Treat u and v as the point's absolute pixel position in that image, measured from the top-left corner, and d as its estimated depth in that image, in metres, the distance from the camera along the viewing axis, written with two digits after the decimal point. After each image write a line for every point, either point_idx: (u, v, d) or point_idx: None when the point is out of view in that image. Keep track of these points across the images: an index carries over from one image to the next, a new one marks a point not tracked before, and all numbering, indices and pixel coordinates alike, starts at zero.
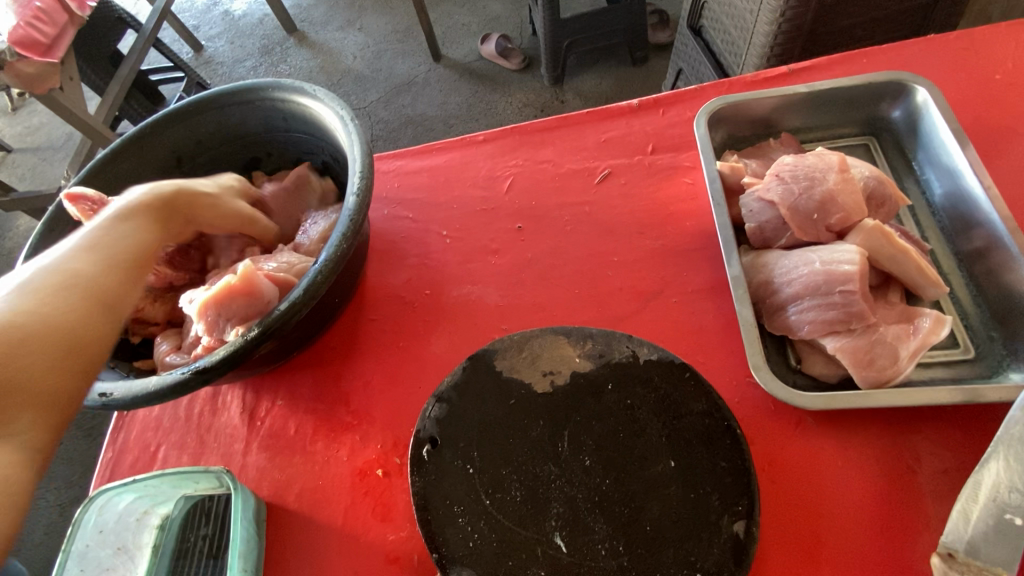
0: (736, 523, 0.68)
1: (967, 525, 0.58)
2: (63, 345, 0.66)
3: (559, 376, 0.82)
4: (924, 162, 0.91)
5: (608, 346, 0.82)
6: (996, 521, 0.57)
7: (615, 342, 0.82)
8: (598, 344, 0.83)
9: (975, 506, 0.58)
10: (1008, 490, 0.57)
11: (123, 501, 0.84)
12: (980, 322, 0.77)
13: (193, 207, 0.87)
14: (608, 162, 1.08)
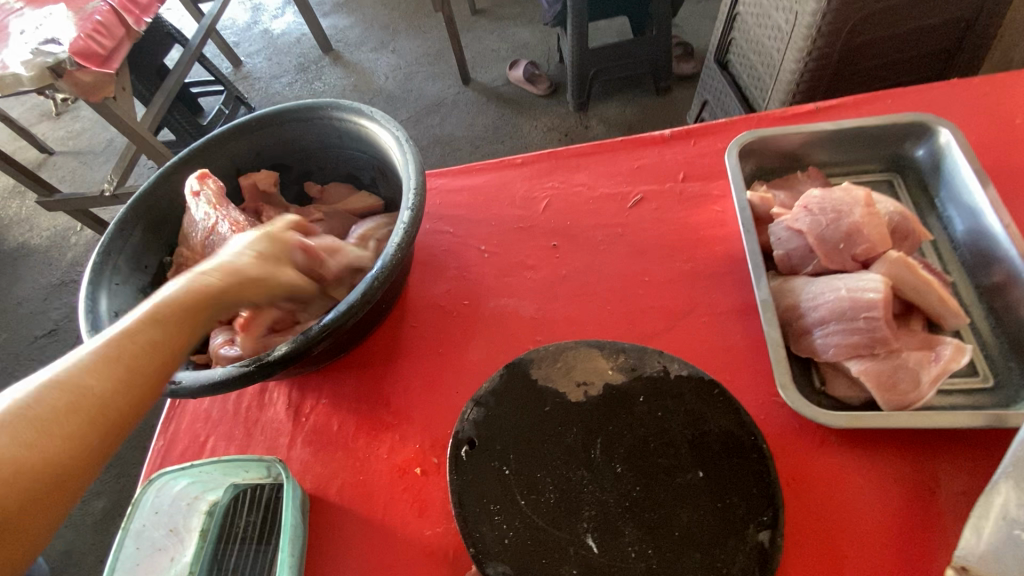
0: (761, 533, 0.71)
1: (980, 540, 0.62)
2: (109, 405, 0.62)
3: (592, 386, 0.86)
4: (946, 199, 0.96)
5: (638, 361, 0.87)
6: (1004, 537, 0.60)
7: (645, 357, 0.87)
8: (630, 358, 0.88)
9: (987, 522, 0.62)
10: (1015, 507, 0.60)
11: (178, 485, 0.89)
12: (999, 353, 0.81)
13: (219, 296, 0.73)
14: (641, 187, 1.14)
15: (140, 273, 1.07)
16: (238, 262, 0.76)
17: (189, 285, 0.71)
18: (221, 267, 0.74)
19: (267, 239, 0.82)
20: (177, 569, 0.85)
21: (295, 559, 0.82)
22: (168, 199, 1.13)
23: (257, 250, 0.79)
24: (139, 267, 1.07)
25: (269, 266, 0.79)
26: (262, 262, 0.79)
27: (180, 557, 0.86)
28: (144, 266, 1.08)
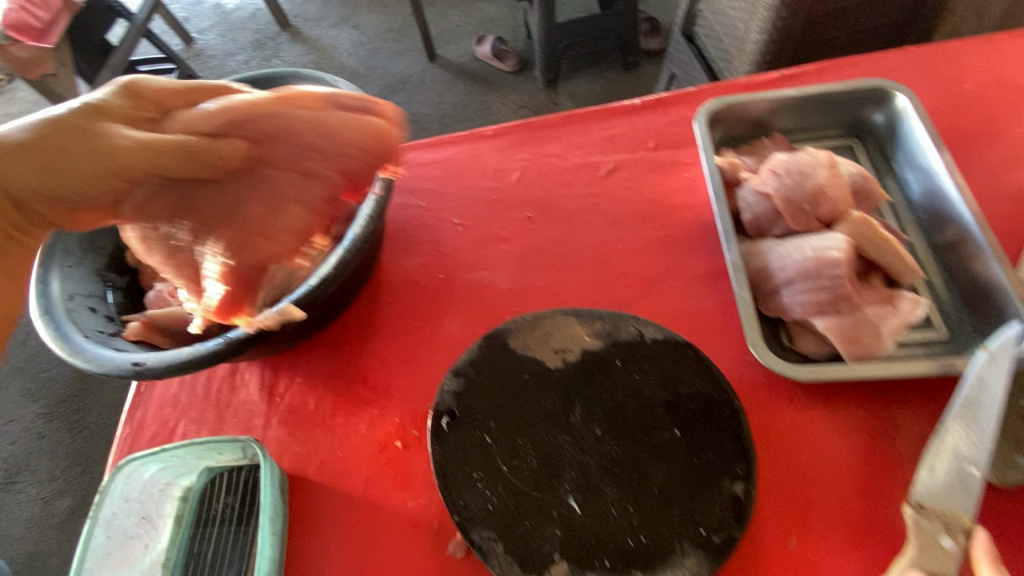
0: (736, 484, 0.74)
1: (936, 477, 0.65)
2: None
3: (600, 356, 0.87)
4: (903, 163, 0.99)
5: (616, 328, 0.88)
6: (957, 474, 0.64)
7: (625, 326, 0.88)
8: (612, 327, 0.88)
9: (940, 462, 0.65)
10: (968, 447, 0.64)
11: (148, 471, 0.87)
12: (952, 306, 0.86)
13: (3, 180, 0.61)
14: (613, 157, 1.14)
15: (97, 254, 1.01)
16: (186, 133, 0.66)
17: (135, 142, 0.63)
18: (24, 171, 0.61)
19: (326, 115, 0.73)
20: (152, 556, 0.83)
21: (276, 539, 0.81)
22: None
23: (208, 122, 0.68)
24: (93, 249, 1.00)
25: (116, 139, 0.63)
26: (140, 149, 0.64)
27: (155, 545, 0.84)
28: (100, 247, 1.02)
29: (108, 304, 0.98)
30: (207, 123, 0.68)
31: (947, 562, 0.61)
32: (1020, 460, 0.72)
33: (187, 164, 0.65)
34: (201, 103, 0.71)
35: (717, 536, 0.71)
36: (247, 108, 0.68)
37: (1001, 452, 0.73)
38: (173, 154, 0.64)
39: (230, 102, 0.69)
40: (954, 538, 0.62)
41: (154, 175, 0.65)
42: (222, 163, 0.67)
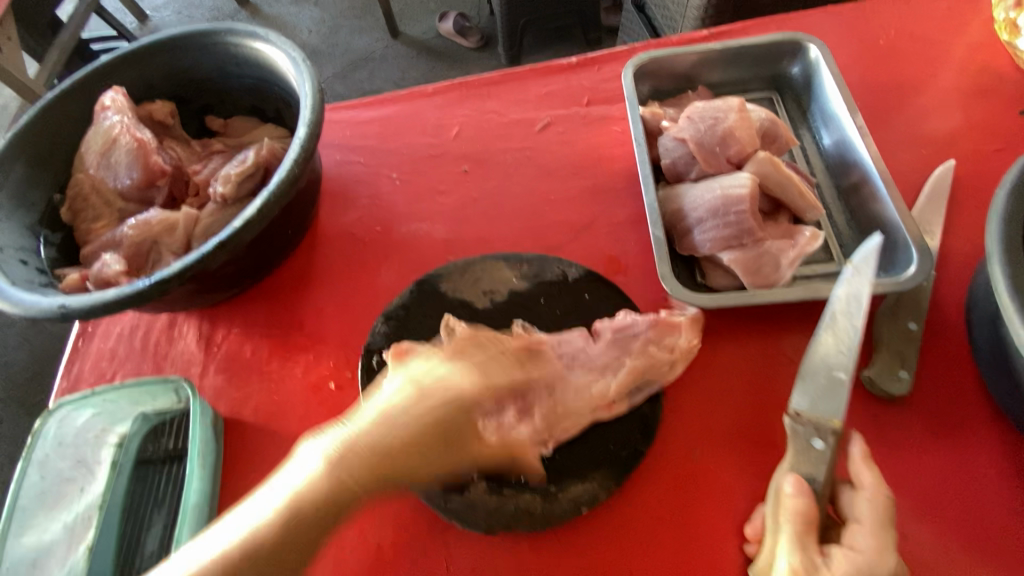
0: (644, 404, 0.78)
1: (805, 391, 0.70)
2: None
3: (528, 459, 0.73)
4: (815, 111, 1.04)
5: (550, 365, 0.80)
6: (829, 380, 0.70)
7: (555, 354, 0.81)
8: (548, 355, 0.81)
9: (810, 378, 0.70)
10: (834, 353, 0.70)
11: (82, 417, 0.89)
12: (852, 241, 0.92)
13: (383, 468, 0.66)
14: (548, 112, 1.17)
15: (27, 210, 0.99)
16: (473, 399, 0.75)
17: (428, 408, 0.71)
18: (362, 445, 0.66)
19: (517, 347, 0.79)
20: (87, 499, 0.85)
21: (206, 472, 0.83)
22: (51, 131, 1.05)
23: (486, 391, 0.76)
24: (25, 204, 0.99)
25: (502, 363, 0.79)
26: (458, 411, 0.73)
27: (90, 488, 0.86)
28: (31, 203, 1.01)
29: (40, 258, 0.98)
30: (473, 391, 0.75)
31: (818, 462, 0.67)
32: (903, 373, 0.77)
33: (445, 436, 0.71)
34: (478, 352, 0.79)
35: (623, 450, 0.76)
36: (473, 381, 0.76)
37: (886, 366, 0.77)
38: (440, 433, 0.71)
39: (451, 367, 0.76)
40: (824, 439, 0.67)
41: (450, 469, 0.72)
42: (470, 434, 0.73)
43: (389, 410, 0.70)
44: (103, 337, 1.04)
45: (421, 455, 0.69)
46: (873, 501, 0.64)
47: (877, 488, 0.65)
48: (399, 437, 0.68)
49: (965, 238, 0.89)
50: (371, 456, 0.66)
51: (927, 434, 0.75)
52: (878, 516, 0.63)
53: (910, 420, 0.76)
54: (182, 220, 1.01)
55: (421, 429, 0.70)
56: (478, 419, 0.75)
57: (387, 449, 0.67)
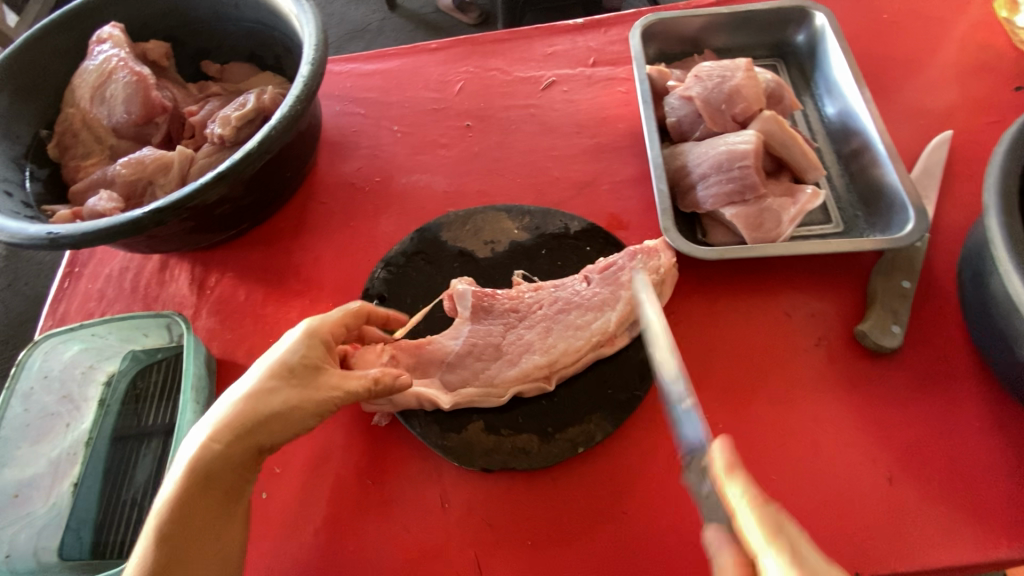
0: (643, 351, 0.79)
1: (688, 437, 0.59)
2: None
3: (523, 392, 0.75)
4: (819, 78, 1.05)
5: (506, 345, 0.78)
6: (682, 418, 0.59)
7: (520, 332, 0.79)
8: (505, 335, 0.79)
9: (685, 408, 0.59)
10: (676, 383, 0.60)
11: (69, 351, 0.85)
12: (850, 204, 0.93)
13: (249, 440, 0.65)
14: (553, 72, 1.16)
15: (12, 143, 0.96)
16: (283, 359, 0.68)
17: (249, 395, 0.65)
18: (221, 426, 0.64)
19: (326, 322, 0.72)
20: (74, 435, 0.84)
21: (199, 408, 0.81)
22: (38, 64, 1.01)
23: (306, 348, 0.69)
24: (9, 136, 0.96)
25: (314, 341, 0.71)
26: (298, 387, 0.67)
27: (77, 424, 0.85)
28: (16, 136, 0.97)
29: (25, 192, 0.94)
30: (295, 355, 0.69)
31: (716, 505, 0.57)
32: (896, 328, 0.78)
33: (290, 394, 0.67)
34: (275, 348, 0.70)
35: (622, 394, 0.76)
36: (292, 341, 0.70)
37: (879, 322, 0.79)
38: (257, 400, 0.65)
39: (263, 361, 0.69)
40: (707, 480, 0.57)
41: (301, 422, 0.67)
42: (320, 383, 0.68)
43: (234, 407, 0.65)
44: (92, 279, 1.02)
45: (253, 434, 0.65)
46: (757, 520, 0.51)
47: (753, 505, 0.52)
48: (221, 437, 0.63)
49: (958, 203, 0.91)
50: (212, 464, 0.63)
51: (916, 389, 0.77)
52: (771, 536, 0.51)
53: (900, 375, 0.78)
54: (178, 160, 0.97)
55: (257, 408, 0.65)
56: (315, 362, 0.69)
57: (218, 452, 0.63)
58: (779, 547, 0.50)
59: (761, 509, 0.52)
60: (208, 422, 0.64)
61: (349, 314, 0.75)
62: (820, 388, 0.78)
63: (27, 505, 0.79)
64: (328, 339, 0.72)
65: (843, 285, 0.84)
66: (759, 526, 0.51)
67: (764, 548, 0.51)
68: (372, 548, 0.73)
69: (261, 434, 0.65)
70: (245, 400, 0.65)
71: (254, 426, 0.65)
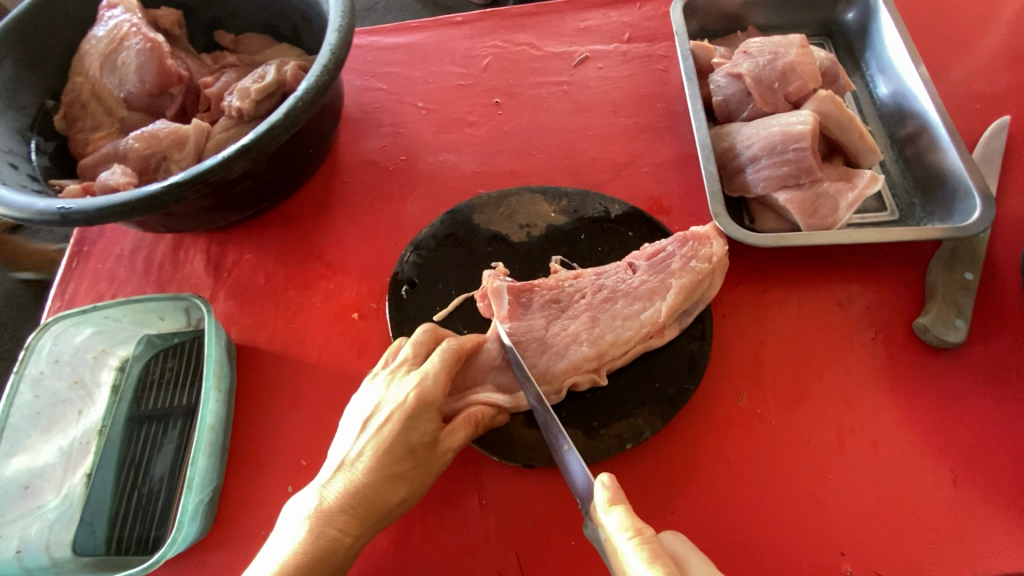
0: (691, 344, 0.75)
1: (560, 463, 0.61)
2: None
3: (578, 383, 0.71)
4: (871, 59, 0.99)
5: (550, 338, 0.72)
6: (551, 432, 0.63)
7: (564, 322, 0.73)
8: (548, 328, 0.73)
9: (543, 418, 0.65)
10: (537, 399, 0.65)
11: (81, 335, 0.80)
12: (905, 191, 0.88)
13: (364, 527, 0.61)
14: (586, 48, 1.10)
15: (17, 113, 0.90)
16: (406, 436, 0.63)
17: (373, 479, 0.61)
18: (336, 517, 0.60)
19: (444, 380, 0.66)
20: (87, 423, 0.79)
21: (222, 396, 0.77)
22: (44, 29, 0.95)
23: (430, 416, 0.64)
24: (14, 105, 0.90)
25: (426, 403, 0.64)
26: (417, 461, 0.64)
27: (90, 412, 0.80)
28: (21, 106, 0.91)
29: (32, 164, 0.89)
30: (421, 426, 0.64)
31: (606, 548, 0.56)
32: (958, 321, 0.74)
33: (408, 474, 0.63)
34: (377, 416, 0.64)
35: (670, 388, 0.72)
36: (420, 409, 0.63)
37: (941, 316, 0.74)
38: (387, 482, 0.62)
39: (371, 436, 0.63)
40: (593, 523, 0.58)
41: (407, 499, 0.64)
42: (423, 457, 0.64)
43: (360, 491, 0.61)
44: (102, 258, 0.96)
45: (372, 520, 0.62)
46: (641, 549, 0.53)
47: (629, 534, 0.53)
48: (341, 527, 0.60)
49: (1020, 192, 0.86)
50: (331, 558, 0.59)
51: (979, 388, 0.73)
52: (651, 560, 0.52)
53: (962, 372, 0.74)
54: (194, 134, 0.91)
55: (373, 492, 0.62)
56: (430, 430, 0.64)
57: (347, 543, 0.60)
58: (666, 574, 0.51)
59: (641, 538, 0.53)
60: (317, 512, 0.60)
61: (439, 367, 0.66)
62: (877, 385, 0.74)
63: (38, 498, 0.73)
64: (439, 402, 0.65)
65: (899, 276, 0.80)
66: (643, 556, 0.52)
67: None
68: (406, 545, 0.69)
69: (373, 518, 0.62)
70: (365, 483, 0.61)
71: (369, 511, 0.61)
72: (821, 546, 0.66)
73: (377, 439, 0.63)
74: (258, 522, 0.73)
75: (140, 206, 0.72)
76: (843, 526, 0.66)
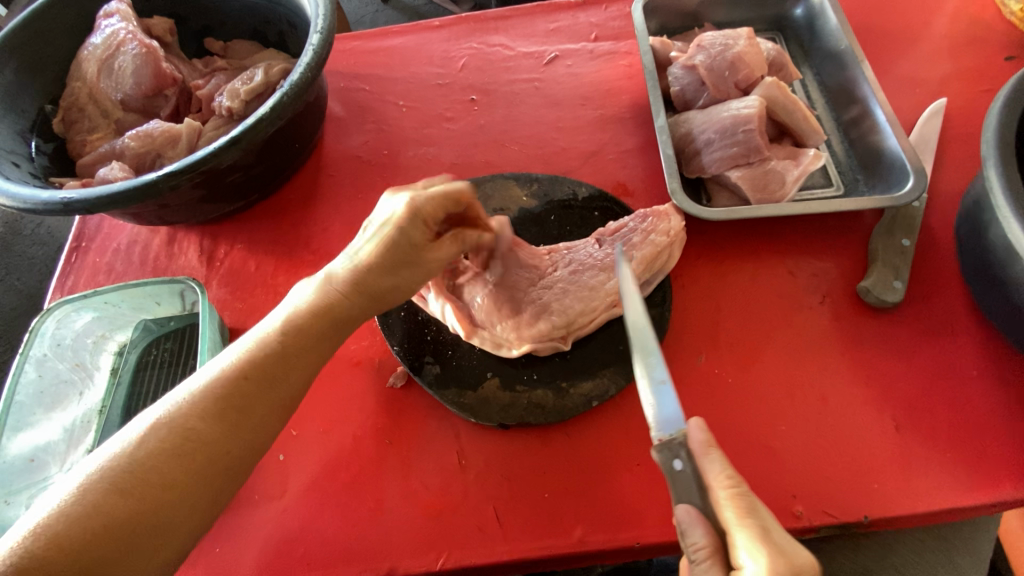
0: (653, 310, 0.81)
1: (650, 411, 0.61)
2: None
3: (539, 349, 0.77)
4: (818, 50, 1.07)
5: (526, 303, 0.79)
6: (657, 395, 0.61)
7: (539, 291, 0.80)
8: (525, 295, 0.80)
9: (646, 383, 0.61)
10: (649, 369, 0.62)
11: (81, 319, 0.85)
12: (850, 170, 0.96)
13: (270, 368, 0.62)
14: (556, 47, 1.17)
15: (17, 116, 0.95)
16: (334, 294, 0.66)
17: (298, 320, 0.64)
18: (257, 342, 0.63)
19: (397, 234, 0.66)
20: (87, 403, 0.84)
21: None
22: (43, 38, 1.01)
23: (358, 276, 0.66)
24: (15, 109, 0.95)
25: (364, 269, 0.66)
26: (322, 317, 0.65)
27: (90, 393, 0.85)
28: (21, 110, 0.97)
29: (32, 164, 0.94)
30: (347, 283, 0.66)
31: (687, 483, 0.58)
32: (897, 283, 0.80)
33: (308, 352, 0.65)
34: (334, 266, 0.67)
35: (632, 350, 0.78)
36: (339, 276, 0.66)
37: (882, 278, 0.81)
38: (285, 359, 0.63)
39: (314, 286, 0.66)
40: (681, 458, 0.58)
41: (302, 388, 0.65)
42: (334, 333, 0.67)
43: (284, 324, 0.64)
44: (100, 253, 1.02)
45: (283, 369, 0.63)
46: (734, 499, 0.55)
47: (727, 484, 0.56)
48: (226, 396, 0.60)
49: (955, 168, 0.93)
50: (241, 384, 0.61)
51: (918, 343, 0.79)
52: (743, 516, 0.54)
53: (902, 331, 0.80)
54: (186, 132, 0.97)
55: (267, 370, 0.62)
56: (363, 292, 0.67)
57: (252, 368, 0.61)
58: (756, 527, 0.54)
59: (734, 491, 0.56)
60: (246, 338, 0.64)
61: (402, 219, 0.65)
62: (823, 344, 0.80)
63: (43, 471, 0.77)
64: (379, 265, 0.66)
65: (844, 245, 0.86)
66: (738, 511, 0.55)
67: (739, 531, 0.54)
68: (391, 503, 0.74)
69: (288, 363, 0.63)
70: (293, 320, 0.64)
71: (287, 359, 0.63)
72: (774, 490, 0.71)
73: (287, 315, 0.65)
74: None
75: (142, 192, 0.78)
76: (794, 471, 0.72)
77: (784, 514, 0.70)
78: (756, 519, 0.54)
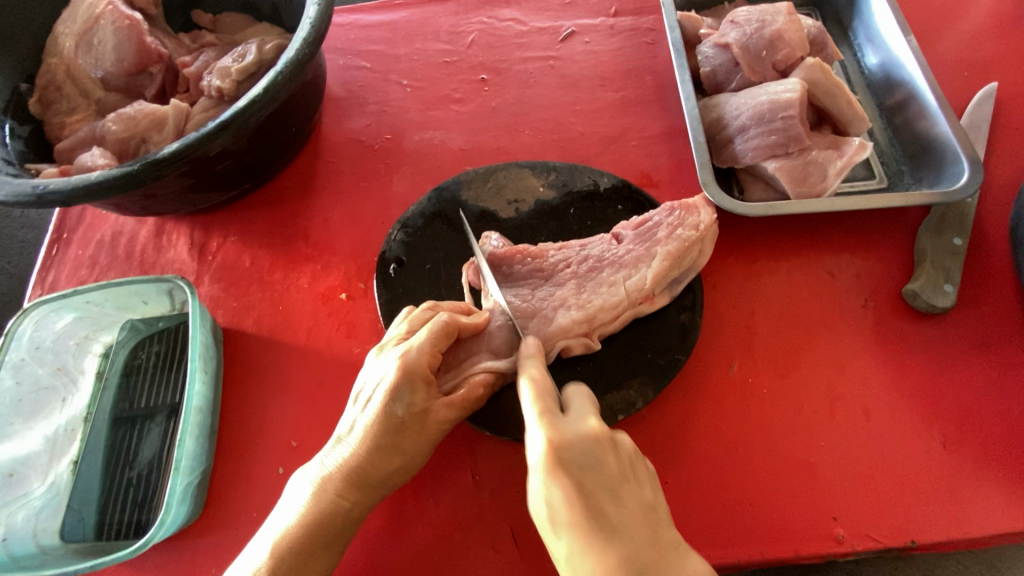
0: (682, 314, 0.75)
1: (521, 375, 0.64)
2: None
3: (570, 348, 0.70)
4: (858, 28, 0.99)
5: (537, 302, 0.72)
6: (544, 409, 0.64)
7: (549, 289, 0.74)
8: (534, 294, 0.74)
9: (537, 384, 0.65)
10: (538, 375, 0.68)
11: (62, 320, 0.79)
12: (893, 159, 0.88)
13: (329, 523, 0.58)
14: (573, 23, 1.08)
15: None
16: (356, 460, 0.58)
17: (341, 480, 0.58)
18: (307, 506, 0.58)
19: (392, 396, 0.58)
20: (71, 411, 0.78)
21: (208, 377, 0.76)
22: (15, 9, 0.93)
23: (377, 442, 0.58)
24: None
25: (375, 440, 0.58)
26: (355, 484, 0.58)
27: (74, 399, 0.79)
28: None
29: (7, 149, 0.86)
30: (368, 451, 0.58)
31: None
32: (948, 286, 0.74)
33: (338, 526, 0.58)
34: (342, 435, 0.60)
35: (661, 358, 0.72)
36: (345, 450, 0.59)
37: (930, 281, 0.74)
38: None
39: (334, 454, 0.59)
40: None
41: None
42: (335, 540, 0.59)
43: (325, 481, 0.58)
44: (83, 245, 0.94)
45: (345, 522, 0.59)
46: (530, 388, 0.54)
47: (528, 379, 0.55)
48: (294, 552, 0.56)
49: (1007, 159, 0.86)
50: (329, 527, 0.58)
51: (968, 352, 0.73)
52: (536, 398, 0.53)
53: (951, 338, 0.74)
54: (172, 114, 0.89)
55: (298, 554, 0.56)
56: (383, 464, 0.59)
57: (316, 523, 0.57)
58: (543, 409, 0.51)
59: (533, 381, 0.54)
60: (299, 487, 0.59)
61: (396, 383, 0.58)
62: (867, 353, 0.74)
63: (23, 485, 0.71)
64: (395, 423, 0.59)
65: (888, 244, 0.80)
66: (531, 394, 0.53)
67: (529, 412, 0.52)
68: (400, 523, 0.68)
69: (340, 517, 0.58)
70: (326, 491, 0.58)
71: (341, 517, 0.58)
72: (814, 512, 0.66)
73: (272, 539, 0.56)
74: (249, 505, 0.72)
75: (121, 185, 0.70)
76: (836, 492, 0.67)
77: (825, 539, 0.64)
78: (548, 399, 0.52)
